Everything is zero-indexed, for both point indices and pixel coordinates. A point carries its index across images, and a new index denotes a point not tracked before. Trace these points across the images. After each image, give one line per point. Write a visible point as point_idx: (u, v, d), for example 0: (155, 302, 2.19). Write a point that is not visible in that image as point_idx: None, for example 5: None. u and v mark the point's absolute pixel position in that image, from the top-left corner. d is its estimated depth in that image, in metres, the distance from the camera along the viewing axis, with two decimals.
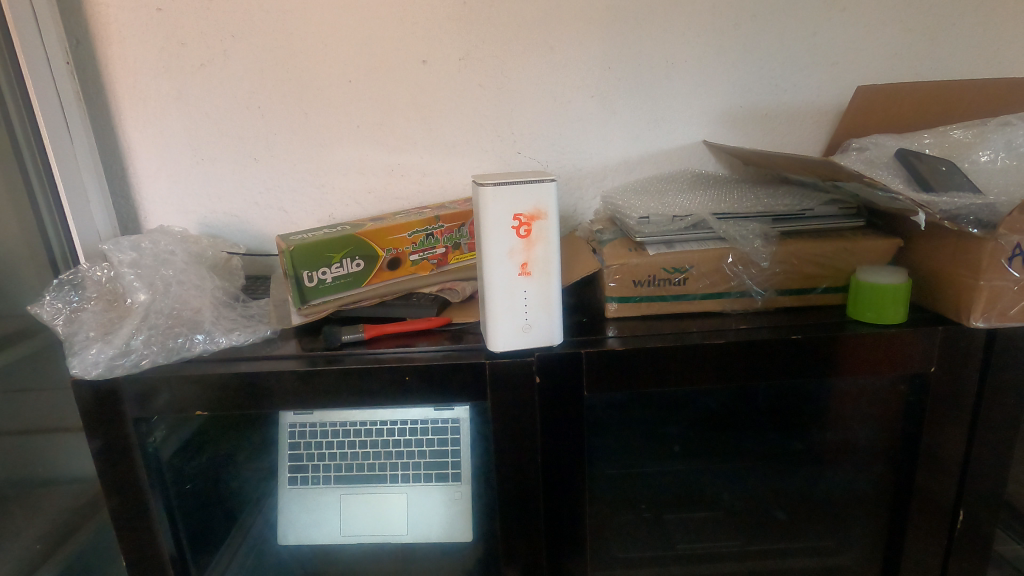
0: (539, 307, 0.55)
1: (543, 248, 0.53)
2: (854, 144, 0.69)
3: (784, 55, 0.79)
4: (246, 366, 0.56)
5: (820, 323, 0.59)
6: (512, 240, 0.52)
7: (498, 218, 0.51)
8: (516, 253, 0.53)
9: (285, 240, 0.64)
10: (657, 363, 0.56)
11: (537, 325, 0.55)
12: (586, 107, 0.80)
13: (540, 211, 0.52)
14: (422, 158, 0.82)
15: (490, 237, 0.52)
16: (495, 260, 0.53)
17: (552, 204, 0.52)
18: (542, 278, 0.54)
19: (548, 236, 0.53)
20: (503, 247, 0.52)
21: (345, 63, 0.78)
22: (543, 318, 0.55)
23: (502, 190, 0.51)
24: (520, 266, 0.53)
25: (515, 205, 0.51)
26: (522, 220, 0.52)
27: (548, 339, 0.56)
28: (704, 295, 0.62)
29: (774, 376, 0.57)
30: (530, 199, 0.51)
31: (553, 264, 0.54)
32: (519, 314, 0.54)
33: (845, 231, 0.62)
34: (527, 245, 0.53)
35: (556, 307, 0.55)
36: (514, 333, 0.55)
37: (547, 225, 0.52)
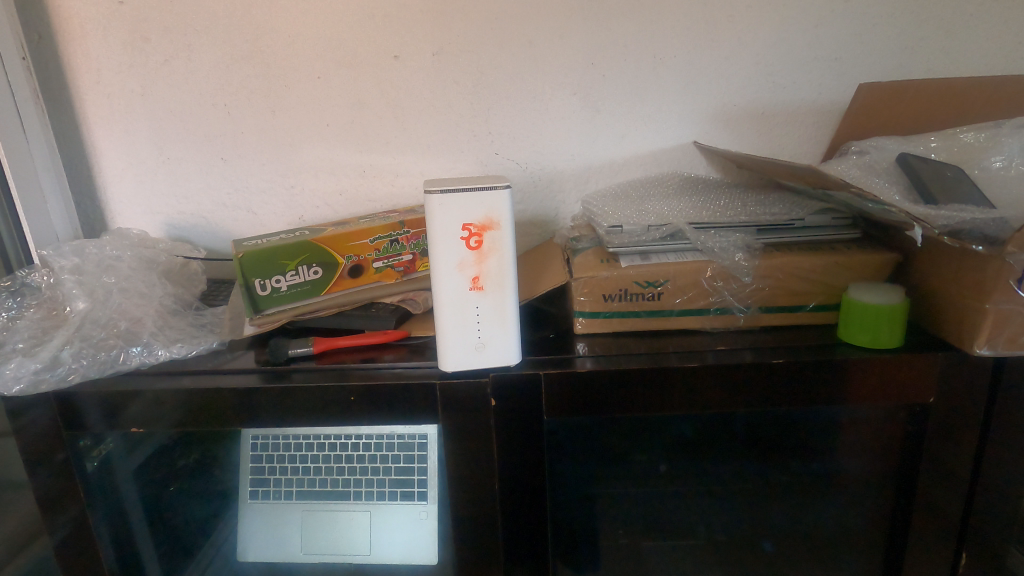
0: (493, 325, 0.50)
1: (497, 261, 0.48)
2: (854, 148, 0.63)
3: (781, 50, 0.73)
4: (183, 381, 0.53)
5: (806, 346, 0.53)
6: (462, 251, 0.48)
7: (445, 228, 0.47)
8: (467, 266, 0.48)
9: (237, 246, 0.61)
10: (624, 387, 0.52)
11: (492, 344, 0.51)
12: (567, 106, 0.75)
13: (492, 219, 0.47)
14: (394, 158, 0.77)
15: (437, 250, 0.47)
16: (444, 273, 0.48)
17: (505, 212, 0.47)
18: (497, 294, 0.50)
19: (502, 247, 0.48)
20: (453, 260, 0.48)
21: (313, 59, 0.74)
22: (498, 337, 0.51)
23: (450, 198, 0.46)
24: (471, 279, 0.49)
25: (463, 213, 0.47)
26: (472, 230, 0.47)
27: (503, 360, 0.51)
28: (682, 311, 0.57)
29: (754, 403, 0.52)
30: (481, 208, 0.47)
31: (509, 277, 0.49)
32: (471, 332, 0.50)
33: (840, 243, 0.56)
34: (479, 257, 0.48)
35: (513, 324, 0.51)
36: (467, 352, 0.50)
37: (501, 235, 0.48)
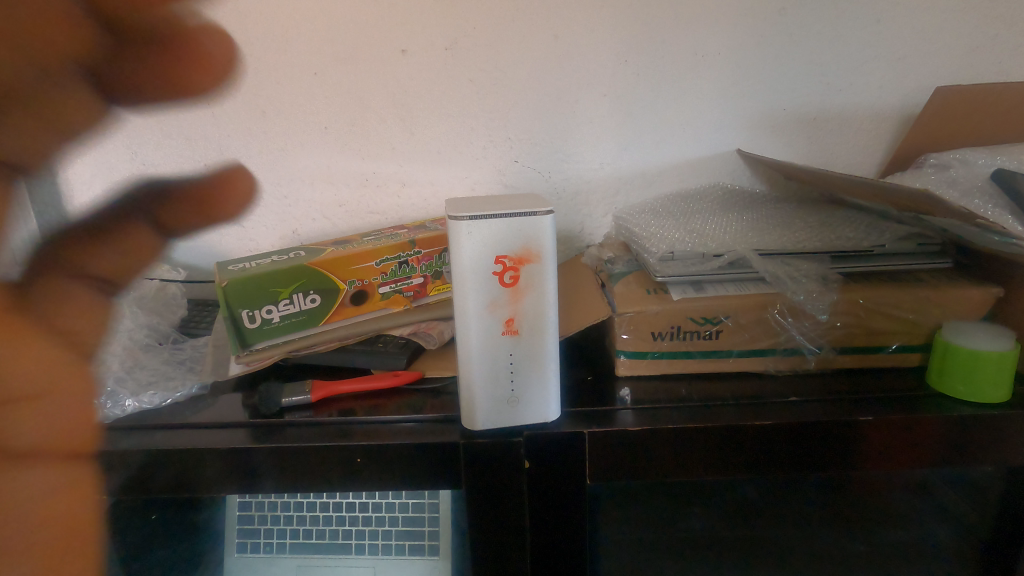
0: (528, 375, 0.42)
1: (535, 300, 0.40)
2: (932, 159, 0.55)
3: (840, 48, 0.64)
4: (153, 439, 0.44)
5: (892, 396, 0.46)
6: (494, 289, 0.39)
7: (473, 262, 0.38)
8: (499, 307, 0.40)
9: (221, 271, 0.52)
10: (683, 447, 0.44)
11: (527, 397, 0.43)
12: (597, 109, 0.67)
13: (531, 250, 0.39)
14: (400, 166, 0.69)
15: (464, 288, 0.39)
16: (471, 315, 0.40)
17: (547, 241, 0.39)
18: (535, 338, 0.42)
19: (541, 283, 0.40)
20: (482, 300, 0.39)
21: (308, 53, 0.65)
22: (534, 389, 0.43)
23: (480, 225, 0.38)
24: (504, 322, 0.40)
25: (496, 243, 0.38)
26: (506, 263, 0.39)
27: (539, 415, 0.43)
28: (742, 351, 0.49)
29: (835, 466, 0.44)
30: (518, 236, 0.38)
31: (549, 318, 0.41)
32: (503, 382, 0.42)
33: (925, 273, 0.49)
34: (514, 295, 0.40)
35: (552, 372, 0.43)
36: (497, 407, 0.42)
37: (541, 269, 0.39)
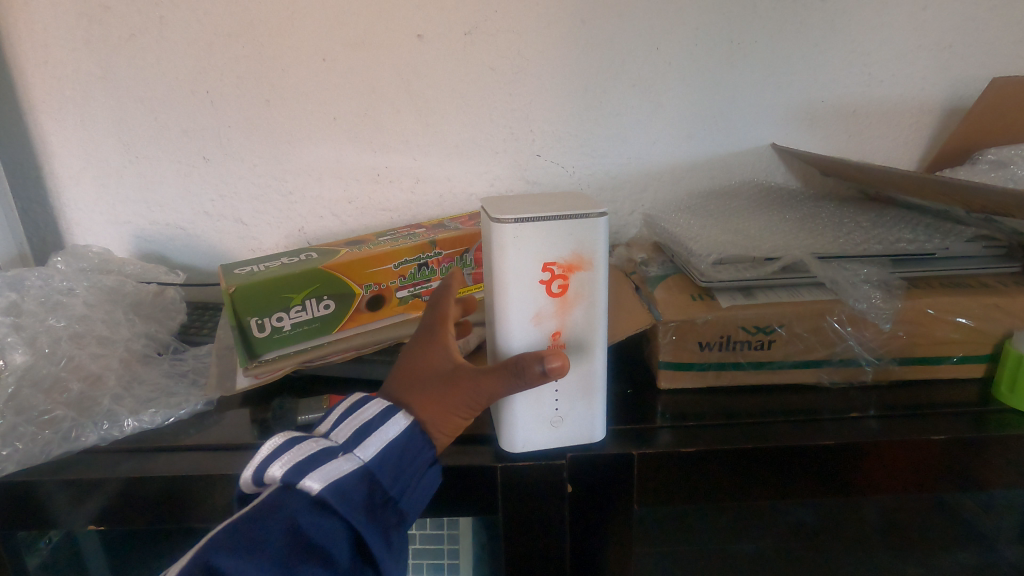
0: (574, 393, 0.39)
1: (585, 311, 0.37)
2: (989, 154, 0.53)
3: (884, 36, 0.61)
4: (154, 464, 0.39)
5: (959, 412, 0.42)
6: (541, 299, 0.36)
7: (519, 269, 0.34)
8: (545, 319, 0.36)
9: (226, 275, 0.47)
10: (740, 469, 0.40)
11: (572, 416, 0.39)
12: (626, 99, 0.62)
13: (583, 256, 0.35)
14: (415, 160, 0.64)
15: (506, 299, 0.35)
16: (515, 328, 0.36)
17: (600, 246, 0.35)
18: (582, 352, 0.38)
19: (592, 293, 0.36)
20: (527, 311, 0.36)
21: (316, 37, 0.60)
22: (580, 408, 0.39)
23: (529, 228, 0.34)
24: (550, 335, 0.37)
25: (545, 249, 0.34)
26: (555, 271, 0.35)
27: (585, 437, 0.40)
28: (795, 362, 0.45)
29: (901, 488, 0.41)
30: (569, 240, 0.34)
31: (598, 331, 0.38)
32: (547, 401, 0.38)
33: (989, 277, 0.46)
34: (562, 305, 0.36)
35: (599, 389, 0.39)
36: (539, 428, 0.39)
37: (593, 276, 0.36)
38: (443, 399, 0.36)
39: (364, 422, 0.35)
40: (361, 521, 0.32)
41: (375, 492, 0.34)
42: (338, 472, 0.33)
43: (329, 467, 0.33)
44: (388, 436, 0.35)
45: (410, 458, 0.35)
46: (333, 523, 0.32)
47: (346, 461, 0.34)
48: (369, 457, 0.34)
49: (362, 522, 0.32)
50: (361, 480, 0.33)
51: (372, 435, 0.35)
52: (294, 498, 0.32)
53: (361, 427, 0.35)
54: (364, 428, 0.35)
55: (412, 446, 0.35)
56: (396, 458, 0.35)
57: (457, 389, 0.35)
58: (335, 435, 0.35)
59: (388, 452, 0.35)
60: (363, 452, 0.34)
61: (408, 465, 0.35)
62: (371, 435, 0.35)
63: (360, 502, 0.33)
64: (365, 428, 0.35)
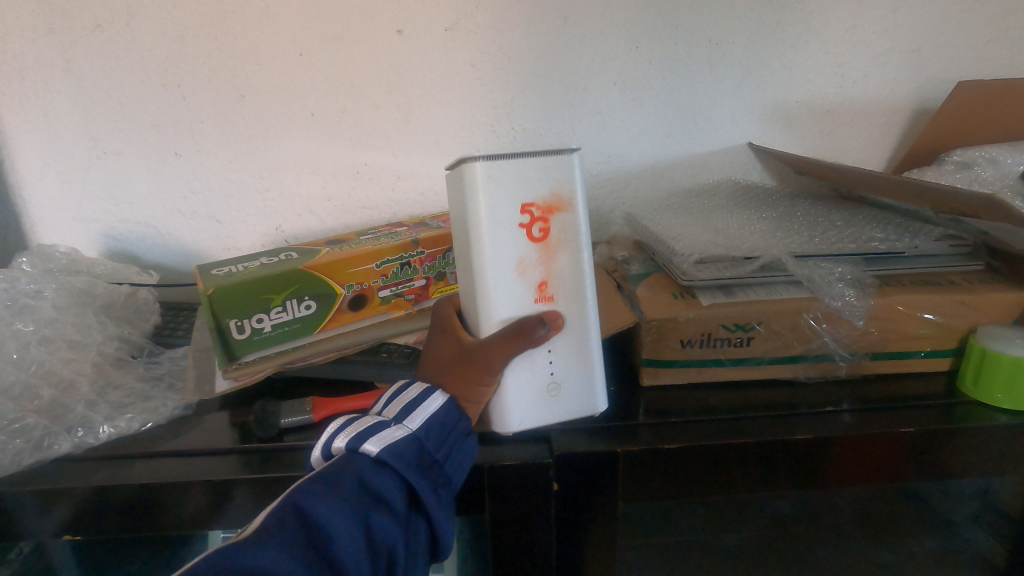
0: (571, 351, 0.39)
1: (569, 259, 0.37)
2: (955, 155, 0.54)
3: (856, 38, 0.62)
4: (132, 471, 0.38)
5: (929, 404, 0.44)
6: (523, 248, 0.35)
7: (498, 215, 0.34)
8: (529, 269, 0.36)
9: (203, 277, 0.46)
10: (723, 464, 0.41)
11: (569, 383, 0.39)
12: (607, 98, 0.63)
13: (562, 194, 0.35)
14: (395, 157, 0.64)
15: (488, 251, 0.35)
16: (499, 280, 0.36)
17: (575, 185, 0.35)
18: (574, 306, 0.38)
19: (572, 235, 0.36)
20: (511, 262, 0.35)
21: (294, 31, 0.58)
22: (580, 369, 0.40)
23: (501, 167, 0.33)
24: (536, 286, 0.37)
25: (520, 190, 0.34)
26: (533, 213, 0.35)
27: (594, 401, 0.40)
28: (773, 358, 0.46)
29: (873, 478, 0.42)
30: (545, 178, 0.34)
31: (583, 279, 0.38)
32: (542, 369, 0.38)
33: (955, 275, 0.48)
34: (545, 253, 0.36)
35: (593, 349, 0.40)
36: (539, 403, 0.39)
37: (573, 218, 0.36)
38: (465, 372, 0.38)
39: (407, 400, 0.38)
40: (417, 476, 0.34)
41: (424, 454, 0.35)
42: (392, 436, 0.35)
43: (385, 433, 0.35)
44: (433, 408, 0.37)
45: (453, 425, 0.37)
46: (390, 480, 0.33)
47: (398, 429, 0.36)
48: (417, 426, 0.36)
49: (418, 477, 0.34)
50: (412, 443, 0.35)
51: (419, 406, 0.37)
52: (357, 459, 0.34)
53: (408, 404, 0.38)
54: (409, 404, 0.37)
55: (450, 417, 0.37)
56: (439, 426, 0.37)
57: (471, 367, 0.37)
58: (384, 412, 0.37)
59: (431, 422, 0.37)
60: (411, 421, 0.36)
61: (453, 432, 0.37)
62: (418, 406, 0.37)
63: (413, 462, 0.34)
64: (412, 402, 0.37)
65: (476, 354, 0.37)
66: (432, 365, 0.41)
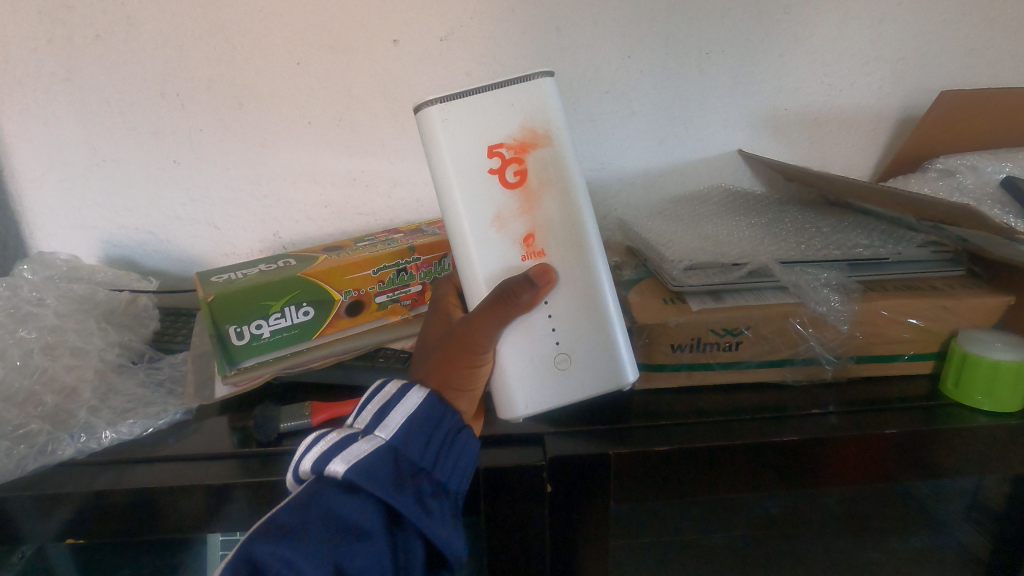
0: (577, 310, 0.40)
1: (555, 202, 0.38)
2: (939, 163, 0.56)
3: (842, 48, 0.64)
4: (135, 475, 0.39)
5: (913, 406, 0.45)
6: (500, 192, 0.37)
7: (468, 159, 0.36)
8: (510, 214, 0.37)
9: (203, 284, 0.47)
10: (712, 465, 0.42)
11: (578, 351, 0.40)
12: (600, 107, 0.64)
13: (532, 134, 0.36)
14: (392, 164, 0.65)
15: (466, 199, 0.37)
16: (483, 229, 0.37)
17: (544, 118, 0.36)
18: (571, 256, 0.39)
19: (548, 173, 0.37)
20: (490, 212, 0.37)
21: (292, 41, 0.59)
22: (594, 335, 0.40)
23: (464, 109, 0.36)
24: (521, 230, 0.38)
25: (487, 130, 0.36)
26: (503, 155, 0.36)
27: (619, 370, 0.40)
28: (761, 362, 0.48)
29: (858, 477, 0.43)
30: (510, 121, 0.36)
31: (572, 220, 0.38)
32: (548, 339, 0.39)
33: (937, 281, 0.49)
34: (525, 197, 0.37)
35: (602, 309, 0.40)
36: (549, 381, 0.40)
37: (548, 156, 0.37)
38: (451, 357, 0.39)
39: (379, 408, 0.38)
40: (391, 493, 0.34)
41: (400, 466, 0.36)
42: (364, 452, 0.35)
43: (356, 450, 0.35)
44: (405, 415, 0.38)
45: (433, 429, 0.37)
46: (364, 504, 0.34)
47: (371, 443, 0.36)
48: (392, 436, 0.36)
49: (393, 494, 0.34)
50: (387, 456, 0.36)
51: (390, 415, 0.37)
52: (330, 483, 0.35)
53: (380, 414, 0.38)
54: (380, 415, 0.38)
55: (428, 420, 0.37)
56: (416, 434, 0.37)
57: (457, 350, 0.39)
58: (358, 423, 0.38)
59: (406, 429, 0.37)
60: (385, 432, 0.37)
61: (433, 436, 0.37)
62: (389, 416, 0.37)
63: (387, 476, 0.35)
64: (384, 412, 0.38)
65: (462, 336, 0.38)
66: (422, 363, 0.42)
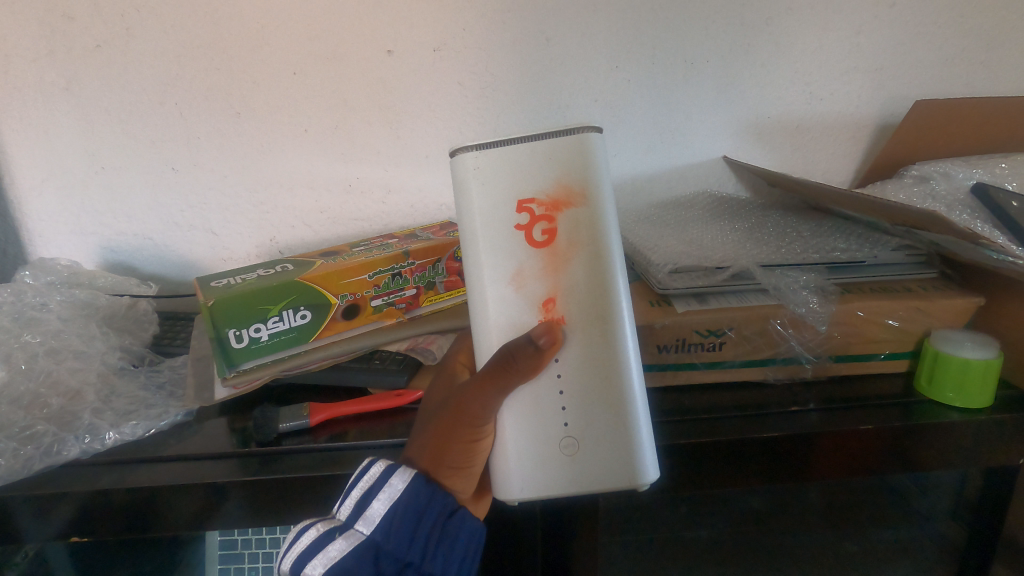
0: (593, 389, 0.36)
1: (582, 267, 0.35)
2: (914, 170, 0.58)
3: (822, 59, 0.66)
4: (139, 474, 0.40)
5: (890, 403, 0.47)
6: (524, 249, 0.35)
7: (493, 210, 0.35)
8: (532, 276, 0.35)
9: (203, 289, 0.48)
10: (697, 461, 0.44)
11: (589, 436, 0.36)
12: (589, 114, 0.66)
13: (565, 192, 0.34)
14: (386, 171, 0.66)
15: (486, 250, 0.35)
16: (502, 285, 0.36)
17: (583, 177, 0.34)
18: (593, 329, 0.36)
19: (580, 237, 0.35)
20: (510, 267, 0.35)
21: (288, 51, 0.61)
22: (609, 422, 0.36)
23: (496, 160, 0.34)
24: (542, 296, 0.36)
25: (519, 185, 0.34)
26: (534, 212, 0.35)
27: (633, 466, 0.36)
28: (744, 362, 0.49)
29: (836, 471, 0.45)
30: (546, 175, 0.34)
31: (601, 293, 0.36)
32: (556, 414, 0.36)
33: (912, 283, 0.51)
34: (551, 259, 0.35)
35: (621, 392, 0.36)
36: (552, 465, 0.36)
37: (582, 218, 0.35)
38: (452, 425, 0.37)
39: (360, 497, 0.38)
40: None
41: (383, 562, 0.36)
42: (343, 550, 0.36)
43: (334, 548, 0.36)
44: (384, 506, 0.37)
45: (418, 518, 0.37)
46: None
47: (352, 537, 0.36)
48: (372, 530, 0.37)
49: None
50: (368, 553, 0.36)
51: (370, 505, 0.37)
52: None
53: (360, 500, 0.38)
54: (361, 505, 0.37)
55: (413, 511, 0.37)
56: (399, 526, 0.37)
57: (459, 419, 0.37)
58: (340, 510, 0.38)
59: (388, 523, 0.37)
60: (365, 524, 0.37)
61: (418, 526, 0.37)
62: (369, 505, 0.37)
63: None
64: (363, 500, 0.38)
65: (461, 402, 0.37)
66: (422, 427, 0.40)
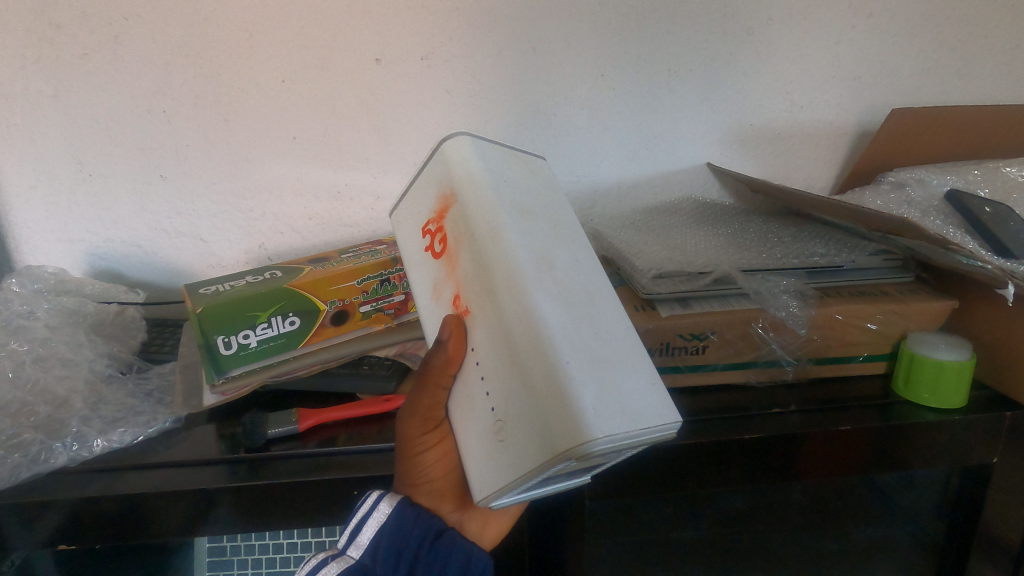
0: (504, 364, 0.30)
1: (468, 252, 0.33)
2: (890, 176, 0.59)
3: (802, 68, 0.67)
4: (127, 481, 0.41)
5: (868, 404, 0.49)
6: (433, 265, 0.36)
7: (412, 246, 0.39)
8: (443, 285, 0.35)
9: (191, 296, 0.48)
10: (680, 462, 0.45)
11: (511, 413, 0.30)
12: (575, 120, 0.67)
13: (443, 200, 0.36)
14: (374, 178, 0.67)
15: (415, 280, 0.38)
16: (426, 305, 0.37)
17: (452, 179, 0.35)
18: (488, 302, 0.32)
19: (462, 229, 0.34)
20: (429, 285, 0.37)
21: (276, 60, 0.61)
22: (529, 397, 0.29)
23: (406, 208, 0.40)
24: (452, 299, 0.35)
25: (423, 216, 0.38)
26: (432, 230, 0.36)
27: (567, 438, 0.27)
28: (727, 364, 0.51)
29: (815, 471, 0.46)
30: (432, 198, 0.37)
31: (491, 266, 0.32)
32: (484, 403, 0.32)
33: (889, 286, 0.53)
34: (449, 262, 0.35)
35: (539, 355, 0.29)
36: (491, 456, 0.31)
37: (459, 212, 0.34)
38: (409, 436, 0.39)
39: (354, 524, 0.39)
40: None
41: None
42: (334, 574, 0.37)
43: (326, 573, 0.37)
44: (374, 531, 0.38)
45: (406, 541, 0.38)
46: None
47: (344, 562, 0.38)
48: (363, 555, 0.38)
49: None
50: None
51: (361, 530, 0.38)
52: None
53: (354, 527, 0.39)
54: (354, 532, 0.39)
55: (402, 534, 0.38)
56: (387, 550, 0.38)
57: (412, 428, 0.39)
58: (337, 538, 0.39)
59: (377, 547, 0.38)
60: (357, 549, 0.38)
61: (406, 549, 0.38)
62: (361, 530, 0.38)
63: None
64: (356, 526, 0.39)
65: (410, 414, 0.38)
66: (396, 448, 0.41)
